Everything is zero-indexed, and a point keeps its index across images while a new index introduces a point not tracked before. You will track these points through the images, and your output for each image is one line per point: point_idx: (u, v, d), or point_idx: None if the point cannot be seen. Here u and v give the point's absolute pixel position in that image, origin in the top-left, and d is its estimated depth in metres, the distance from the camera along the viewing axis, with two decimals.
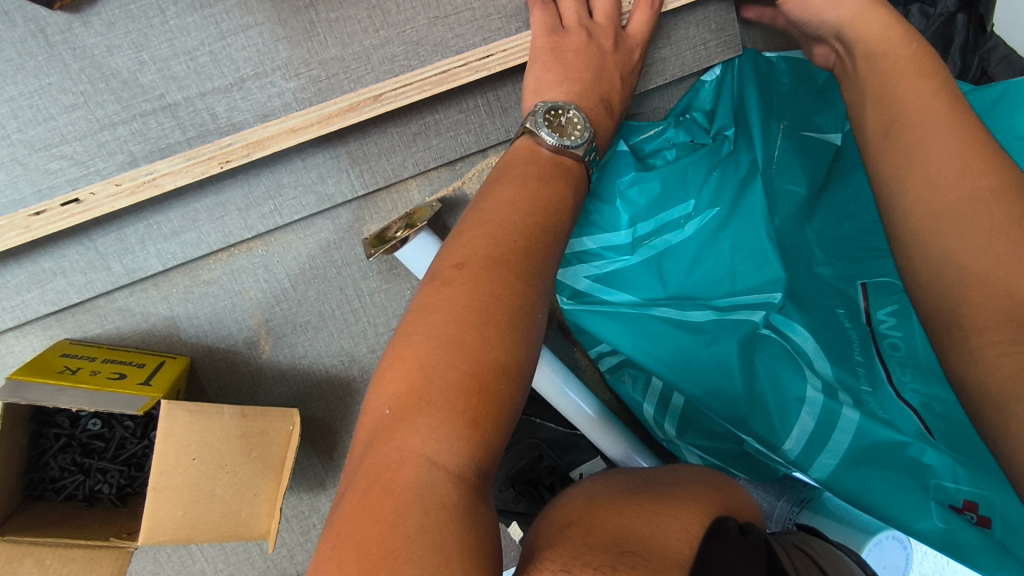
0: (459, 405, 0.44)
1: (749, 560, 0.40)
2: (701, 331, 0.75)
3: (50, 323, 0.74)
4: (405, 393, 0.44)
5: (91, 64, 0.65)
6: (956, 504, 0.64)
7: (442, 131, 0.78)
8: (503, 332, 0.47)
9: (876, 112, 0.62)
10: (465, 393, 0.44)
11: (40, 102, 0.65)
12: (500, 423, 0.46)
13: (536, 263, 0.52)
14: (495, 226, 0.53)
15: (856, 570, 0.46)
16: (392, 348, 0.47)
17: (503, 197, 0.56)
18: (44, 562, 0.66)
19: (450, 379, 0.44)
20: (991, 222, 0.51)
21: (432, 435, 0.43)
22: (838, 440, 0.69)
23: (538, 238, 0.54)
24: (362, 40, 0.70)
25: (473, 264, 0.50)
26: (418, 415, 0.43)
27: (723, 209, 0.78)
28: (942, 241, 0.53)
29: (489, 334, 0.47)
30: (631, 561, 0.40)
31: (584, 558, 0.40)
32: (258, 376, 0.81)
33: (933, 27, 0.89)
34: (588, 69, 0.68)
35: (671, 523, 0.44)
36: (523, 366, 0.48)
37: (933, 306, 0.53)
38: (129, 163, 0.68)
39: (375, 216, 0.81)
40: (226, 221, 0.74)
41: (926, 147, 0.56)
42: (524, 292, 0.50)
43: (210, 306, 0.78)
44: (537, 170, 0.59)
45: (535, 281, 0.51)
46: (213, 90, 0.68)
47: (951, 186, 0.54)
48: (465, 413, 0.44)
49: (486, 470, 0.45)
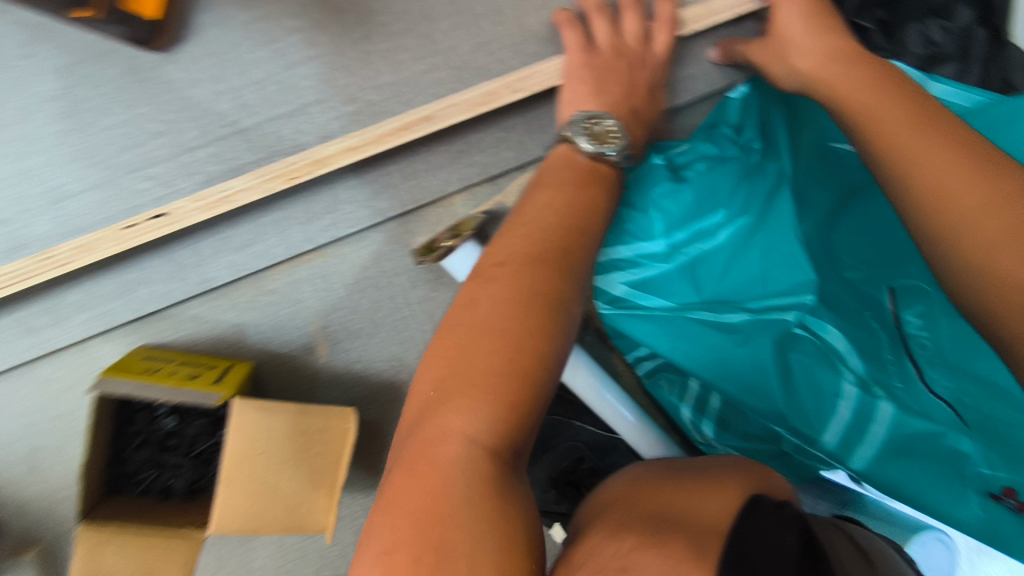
0: (495, 387, 0.48)
1: (781, 530, 0.42)
2: (736, 331, 0.78)
3: (130, 331, 0.80)
4: (447, 377, 0.49)
5: (175, 95, 0.73)
6: (997, 492, 0.65)
7: (485, 148, 0.84)
8: (540, 317, 0.51)
9: (901, 105, 0.64)
10: (508, 379, 0.48)
11: (131, 130, 0.72)
12: (535, 403, 0.49)
13: (573, 260, 0.57)
14: (534, 227, 0.58)
15: (900, 555, 0.48)
16: (438, 337, 0.52)
17: (543, 201, 0.61)
18: (127, 547, 0.71)
19: (491, 364, 0.49)
20: (982, 200, 0.55)
21: (474, 416, 0.47)
22: (876, 431, 0.72)
23: (576, 238, 0.59)
24: (412, 67, 0.77)
25: (513, 261, 0.55)
26: (462, 397, 0.48)
27: (753, 217, 0.80)
28: (969, 210, 0.55)
29: (529, 320, 0.51)
30: (670, 528, 0.42)
31: (626, 526, 0.44)
32: (316, 380, 0.87)
33: (952, 40, 0.88)
34: (618, 84, 0.74)
35: (709, 492, 0.47)
36: (559, 352, 0.52)
37: (971, 298, 0.56)
38: (206, 181, 0.74)
39: (422, 229, 0.85)
40: (289, 235, 0.81)
41: (941, 142, 0.59)
42: (561, 286, 0.54)
43: (274, 314, 0.84)
44: (574, 176, 0.64)
45: (573, 277, 0.56)
46: (279, 115, 0.75)
47: (941, 179, 0.57)
48: (506, 397, 0.48)
49: (521, 450, 0.49)
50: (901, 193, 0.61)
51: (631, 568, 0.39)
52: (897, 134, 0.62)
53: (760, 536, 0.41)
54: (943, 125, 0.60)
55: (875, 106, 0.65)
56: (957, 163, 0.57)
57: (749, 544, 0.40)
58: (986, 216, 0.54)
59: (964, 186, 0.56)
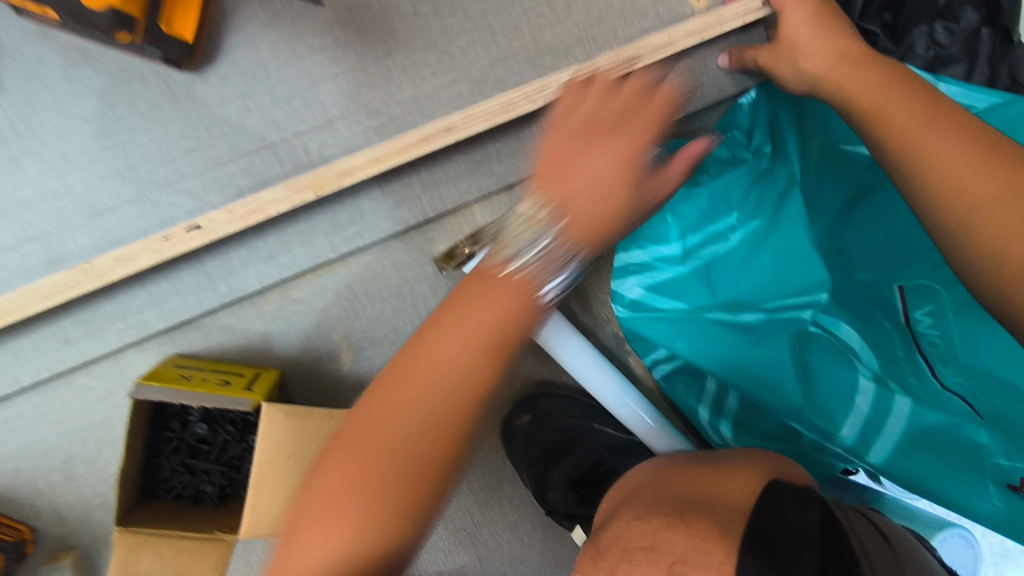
0: (356, 536, 0.49)
1: (805, 508, 0.43)
2: (753, 331, 0.80)
3: (164, 339, 0.84)
4: (318, 508, 0.50)
5: (207, 113, 0.76)
6: (1015, 483, 0.66)
7: (503, 158, 0.86)
8: (425, 481, 0.50)
9: (912, 103, 0.65)
10: (386, 520, 0.49)
11: (165, 147, 0.76)
12: (411, 534, 0.51)
13: (481, 407, 0.52)
14: (441, 341, 0.52)
15: (914, 544, 0.51)
16: (316, 461, 0.53)
17: (445, 333, 0.53)
18: (161, 551, 0.73)
19: (348, 507, 0.49)
20: (998, 189, 0.56)
21: (326, 545, 0.49)
22: (893, 424, 0.73)
23: (490, 357, 0.52)
24: (431, 82, 0.80)
25: (393, 380, 0.53)
26: (316, 530, 0.50)
27: (765, 220, 0.82)
28: (984, 200, 0.57)
29: (420, 480, 0.50)
30: (697, 510, 0.44)
31: (653, 508, 0.46)
32: (341, 387, 0.89)
33: (957, 42, 0.89)
34: (584, 159, 0.59)
35: (733, 479, 0.49)
36: (424, 519, 0.51)
37: (989, 285, 0.57)
38: (237, 195, 0.78)
39: (443, 237, 0.88)
40: (314, 245, 0.84)
41: (953, 134, 0.61)
42: (472, 418, 0.52)
43: (300, 321, 0.87)
44: (480, 288, 0.55)
45: (473, 411, 0.52)
46: (306, 130, 0.78)
47: (957, 170, 0.59)
48: (359, 546, 0.49)
49: (404, 563, 0.51)
50: (912, 186, 0.62)
51: (659, 545, 0.41)
52: (907, 129, 0.63)
53: (784, 516, 0.42)
54: (957, 121, 0.62)
55: (885, 104, 0.67)
56: (971, 155, 0.59)
57: (773, 522, 0.42)
58: (1001, 206, 0.56)
59: (981, 176, 0.57)
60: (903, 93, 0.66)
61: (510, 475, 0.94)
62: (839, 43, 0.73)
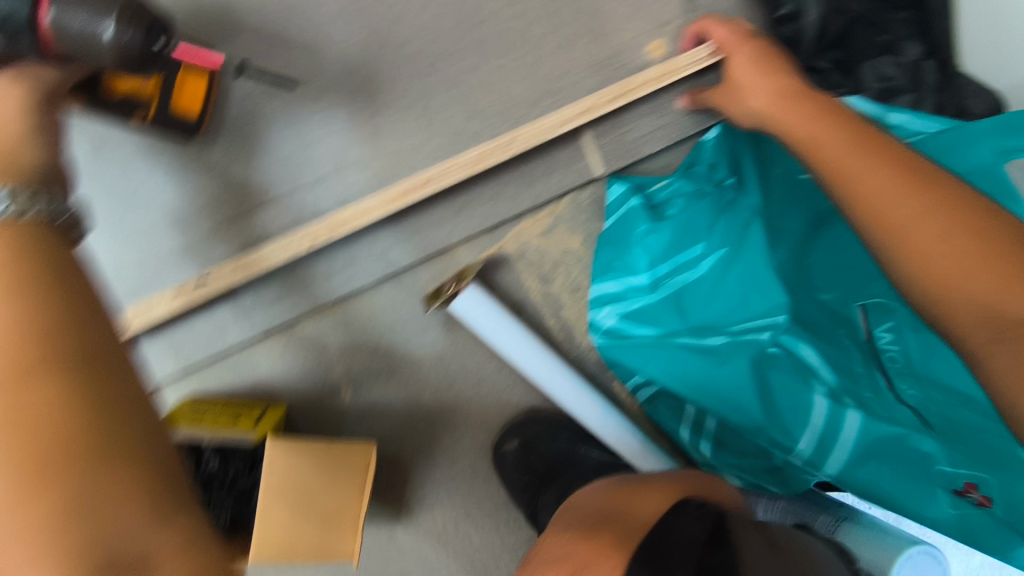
0: (35, 436, 0.45)
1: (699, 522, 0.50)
2: (715, 353, 0.84)
3: (179, 381, 0.92)
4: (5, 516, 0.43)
5: (216, 177, 0.86)
6: (960, 488, 0.73)
7: (483, 202, 0.95)
8: (142, 471, 0.48)
9: (841, 133, 0.71)
10: (80, 451, 0.46)
11: (179, 208, 0.86)
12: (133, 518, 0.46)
13: (77, 381, 0.48)
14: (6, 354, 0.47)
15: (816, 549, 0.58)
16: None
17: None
18: None
19: (54, 448, 0.45)
20: (916, 208, 0.62)
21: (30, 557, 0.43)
22: (846, 437, 0.78)
23: (74, 335, 0.50)
24: (413, 137, 0.89)
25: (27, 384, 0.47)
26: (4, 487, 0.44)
27: (731, 247, 0.86)
28: (903, 218, 0.62)
29: (120, 470, 0.46)
30: (608, 529, 0.51)
31: (573, 526, 0.54)
32: (343, 417, 0.96)
33: (904, 72, 0.94)
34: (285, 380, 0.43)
35: (647, 496, 0.56)
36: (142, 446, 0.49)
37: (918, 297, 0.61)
38: (241, 248, 0.87)
39: (430, 275, 0.95)
40: (313, 288, 0.93)
41: (873, 161, 0.66)
42: (84, 353, 0.50)
43: (301, 359, 0.94)
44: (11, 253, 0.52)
45: (111, 396, 0.49)
46: (302, 185, 0.87)
47: (876, 193, 0.64)
48: (72, 435, 0.46)
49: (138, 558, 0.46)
50: (842, 206, 0.68)
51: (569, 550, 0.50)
52: (837, 157, 0.69)
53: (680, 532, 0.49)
54: (879, 148, 0.68)
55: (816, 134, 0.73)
56: (891, 179, 0.64)
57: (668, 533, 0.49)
58: (918, 222, 0.61)
59: (898, 198, 0.63)
60: (834, 124, 0.72)
61: (505, 499, 0.99)
62: (778, 82, 0.80)
